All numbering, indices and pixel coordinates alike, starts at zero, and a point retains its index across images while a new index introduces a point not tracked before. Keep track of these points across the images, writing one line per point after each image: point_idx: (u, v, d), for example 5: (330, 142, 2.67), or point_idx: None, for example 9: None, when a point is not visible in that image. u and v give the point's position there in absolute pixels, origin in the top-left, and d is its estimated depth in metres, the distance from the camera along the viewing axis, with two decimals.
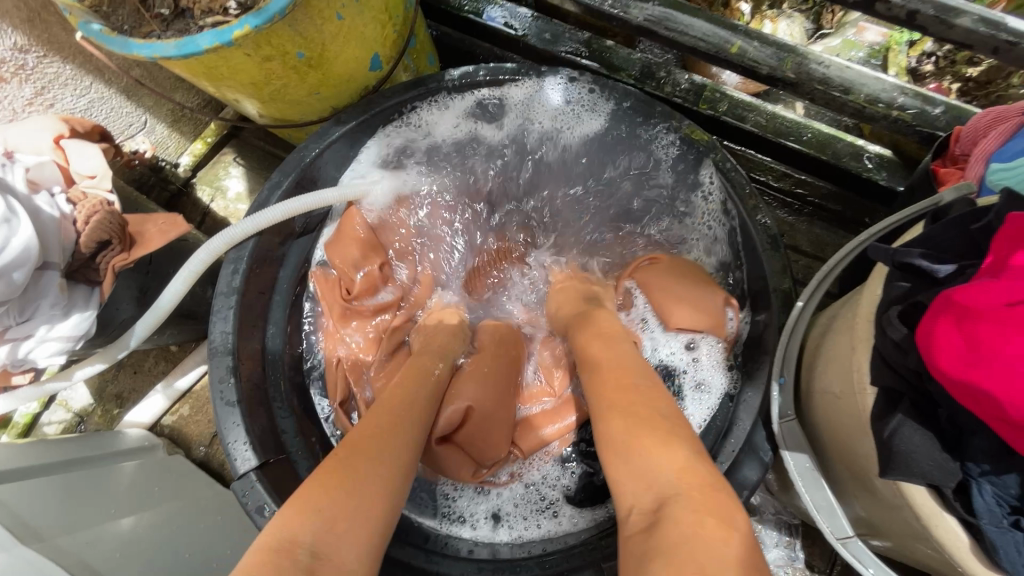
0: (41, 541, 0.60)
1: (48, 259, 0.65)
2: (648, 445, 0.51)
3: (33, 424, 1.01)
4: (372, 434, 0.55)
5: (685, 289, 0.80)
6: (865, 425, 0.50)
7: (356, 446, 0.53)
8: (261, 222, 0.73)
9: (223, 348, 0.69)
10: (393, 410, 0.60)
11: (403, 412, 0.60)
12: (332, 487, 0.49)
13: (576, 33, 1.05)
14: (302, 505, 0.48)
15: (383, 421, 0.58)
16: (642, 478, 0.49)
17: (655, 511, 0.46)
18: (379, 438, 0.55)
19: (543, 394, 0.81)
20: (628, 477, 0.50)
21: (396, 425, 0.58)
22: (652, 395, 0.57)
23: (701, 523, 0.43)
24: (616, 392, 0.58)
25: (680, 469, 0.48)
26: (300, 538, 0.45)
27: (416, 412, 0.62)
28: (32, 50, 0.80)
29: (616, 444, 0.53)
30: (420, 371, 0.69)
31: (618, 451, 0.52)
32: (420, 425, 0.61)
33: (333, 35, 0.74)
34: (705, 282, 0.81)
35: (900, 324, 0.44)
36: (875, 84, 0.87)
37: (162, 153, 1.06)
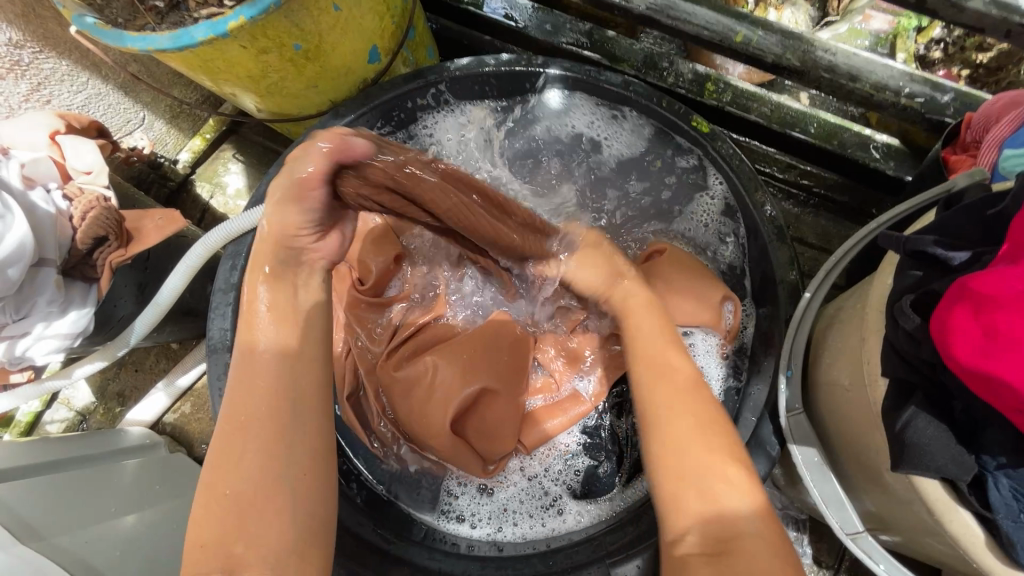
0: (41, 540, 0.59)
1: (44, 256, 0.65)
2: (710, 469, 0.52)
3: (35, 423, 1.01)
4: (234, 431, 0.52)
5: (686, 281, 0.79)
6: (875, 418, 0.49)
7: (226, 451, 0.51)
8: (259, 218, 0.70)
9: (221, 345, 0.68)
10: (245, 394, 0.53)
11: (257, 385, 0.53)
12: (217, 500, 0.50)
13: (577, 24, 1.03)
14: (204, 519, 0.50)
15: (237, 411, 0.52)
16: (705, 502, 0.51)
17: (721, 540, 0.49)
18: (241, 434, 0.51)
19: (544, 389, 0.80)
20: (689, 499, 0.52)
21: (256, 408, 0.52)
22: (706, 408, 0.56)
23: (774, 556, 0.47)
24: (682, 406, 0.56)
25: (748, 497, 0.51)
26: (205, 554, 0.48)
27: (284, 376, 0.54)
28: (27, 46, 0.79)
29: (675, 469, 0.53)
30: (288, 323, 0.56)
31: (682, 471, 0.52)
32: (296, 389, 0.54)
33: (330, 27, 0.73)
34: (705, 275, 0.80)
35: (914, 313, 0.43)
36: (883, 71, 0.85)
37: (161, 150, 1.04)
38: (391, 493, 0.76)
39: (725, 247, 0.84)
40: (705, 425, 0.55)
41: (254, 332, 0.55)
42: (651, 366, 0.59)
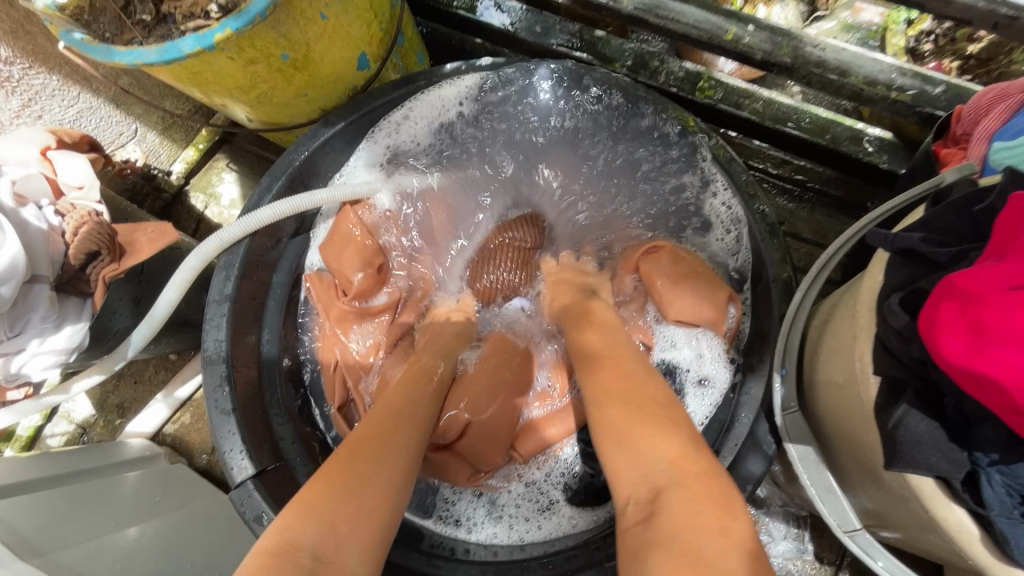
0: (41, 556, 0.60)
1: (37, 273, 0.65)
2: (642, 436, 0.50)
3: (36, 437, 1.01)
4: (379, 441, 0.54)
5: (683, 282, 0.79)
6: (869, 416, 0.49)
7: (361, 455, 0.52)
8: (252, 224, 0.72)
9: (216, 357, 0.68)
10: (389, 416, 0.59)
11: (401, 417, 0.59)
12: (328, 488, 0.48)
13: (567, 24, 1.03)
14: (301, 506, 0.47)
15: (379, 425, 0.57)
16: (635, 471, 0.48)
17: (653, 501, 0.45)
18: (387, 445, 0.54)
19: (544, 398, 0.79)
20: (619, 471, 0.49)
21: (402, 434, 0.56)
22: (624, 388, 0.56)
23: (700, 514, 0.43)
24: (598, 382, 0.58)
25: (673, 457, 0.47)
26: (290, 546, 0.43)
27: (418, 417, 0.61)
28: (16, 61, 0.79)
29: (614, 434, 0.51)
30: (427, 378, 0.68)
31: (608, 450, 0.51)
32: (423, 429, 0.60)
33: (318, 36, 0.73)
34: (708, 279, 0.79)
35: (902, 312, 0.43)
36: (872, 66, 0.85)
37: (154, 161, 1.04)
38: None
39: (720, 246, 0.84)
40: (643, 409, 0.53)
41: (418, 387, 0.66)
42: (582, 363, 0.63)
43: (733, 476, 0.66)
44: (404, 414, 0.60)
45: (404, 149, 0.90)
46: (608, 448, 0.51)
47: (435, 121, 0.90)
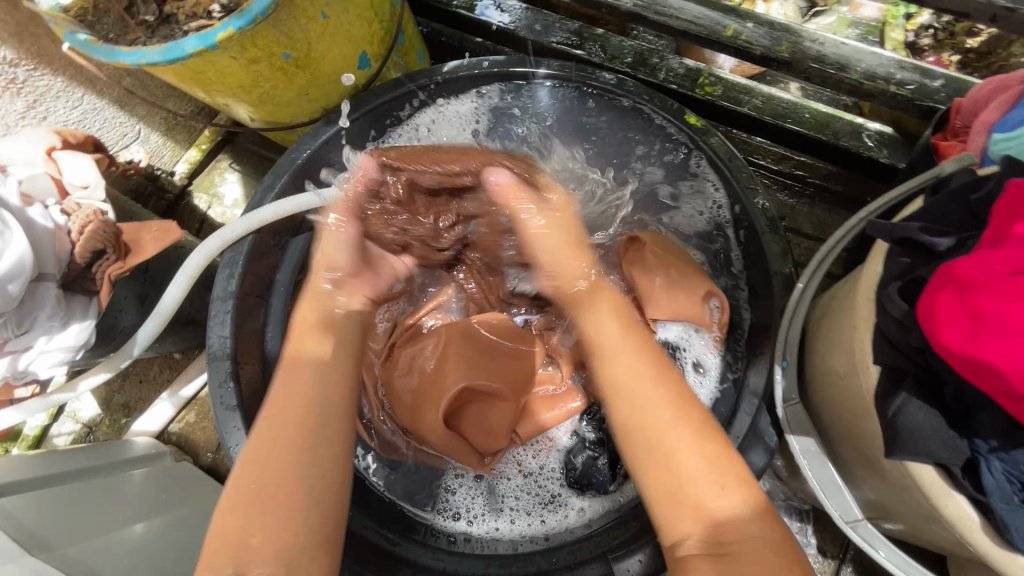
0: (49, 551, 0.60)
1: (43, 271, 0.66)
2: (722, 479, 0.50)
3: (43, 436, 1.02)
4: (270, 433, 0.54)
5: (674, 285, 0.78)
6: (870, 405, 0.49)
7: (262, 450, 0.53)
8: (254, 221, 0.73)
9: (221, 353, 0.69)
10: (284, 393, 0.57)
11: (295, 392, 0.57)
12: (235, 502, 0.51)
13: (566, 23, 1.04)
14: (222, 523, 0.51)
15: (274, 412, 0.56)
16: (705, 510, 0.49)
17: (723, 543, 0.48)
18: (280, 429, 0.54)
19: (546, 380, 0.80)
20: (690, 509, 0.50)
21: (293, 412, 0.55)
22: (694, 417, 0.53)
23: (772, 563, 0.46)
24: (664, 403, 0.54)
25: (749, 503, 0.49)
26: (217, 554, 0.49)
27: (322, 382, 0.59)
28: (21, 63, 0.80)
29: (665, 462, 0.51)
30: (327, 338, 0.63)
31: (680, 487, 0.50)
32: (326, 394, 0.58)
33: (319, 35, 0.73)
34: (692, 271, 0.79)
35: (901, 300, 0.43)
36: (871, 59, 0.85)
37: (158, 162, 1.05)
38: (393, 492, 0.77)
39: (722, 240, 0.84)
40: (715, 446, 0.52)
41: (306, 346, 0.61)
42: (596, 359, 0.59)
43: None
44: (301, 385, 0.58)
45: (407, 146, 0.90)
46: (671, 486, 0.51)
47: (439, 122, 0.89)
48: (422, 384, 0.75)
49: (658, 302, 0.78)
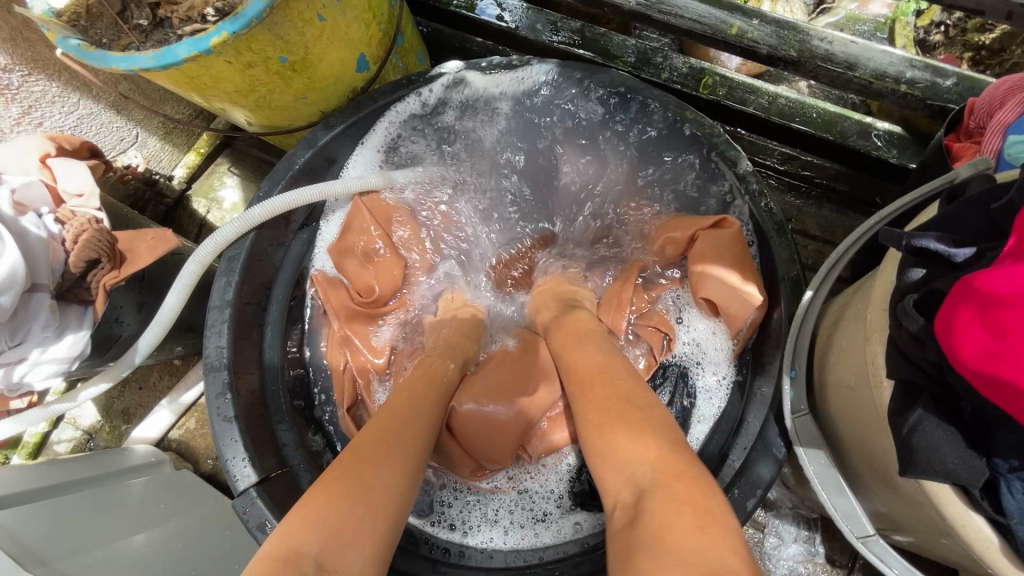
0: (45, 566, 0.59)
1: (36, 281, 0.64)
2: (625, 445, 0.47)
3: (43, 443, 1.02)
4: (386, 441, 0.52)
5: (735, 272, 0.73)
6: (884, 420, 0.48)
7: (370, 452, 0.51)
8: (255, 218, 0.71)
9: (218, 364, 0.67)
10: (397, 414, 0.57)
11: (414, 418, 0.57)
12: (339, 491, 0.46)
13: (568, 22, 1.02)
14: (309, 509, 0.45)
15: (388, 424, 0.55)
16: (622, 474, 0.46)
17: (636, 503, 0.43)
18: (394, 438, 0.53)
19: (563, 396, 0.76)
20: (612, 475, 0.46)
21: (404, 432, 0.54)
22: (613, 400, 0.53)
23: (679, 514, 0.40)
24: (598, 392, 0.55)
25: (655, 464, 0.44)
26: (302, 539, 0.42)
27: (434, 421, 0.60)
28: (16, 69, 0.79)
29: (593, 436, 0.51)
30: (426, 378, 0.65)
31: (598, 453, 0.49)
32: (432, 437, 0.58)
33: (316, 38, 0.72)
34: (745, 275, 0.73)
35: (917, 313, 0.42)
36: (881, 58, 0.83)
37: (156, 166, 1.04)
38: None
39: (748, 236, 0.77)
40: (645, 427, 0.49)
41: (425, 389, 0.63)
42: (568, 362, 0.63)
43: (742, 481, 0.64)
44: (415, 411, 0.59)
45: (409, 143, 0.88)
46: (593, 446, 0.50)
47: (448, 125, 0.88)
48: None
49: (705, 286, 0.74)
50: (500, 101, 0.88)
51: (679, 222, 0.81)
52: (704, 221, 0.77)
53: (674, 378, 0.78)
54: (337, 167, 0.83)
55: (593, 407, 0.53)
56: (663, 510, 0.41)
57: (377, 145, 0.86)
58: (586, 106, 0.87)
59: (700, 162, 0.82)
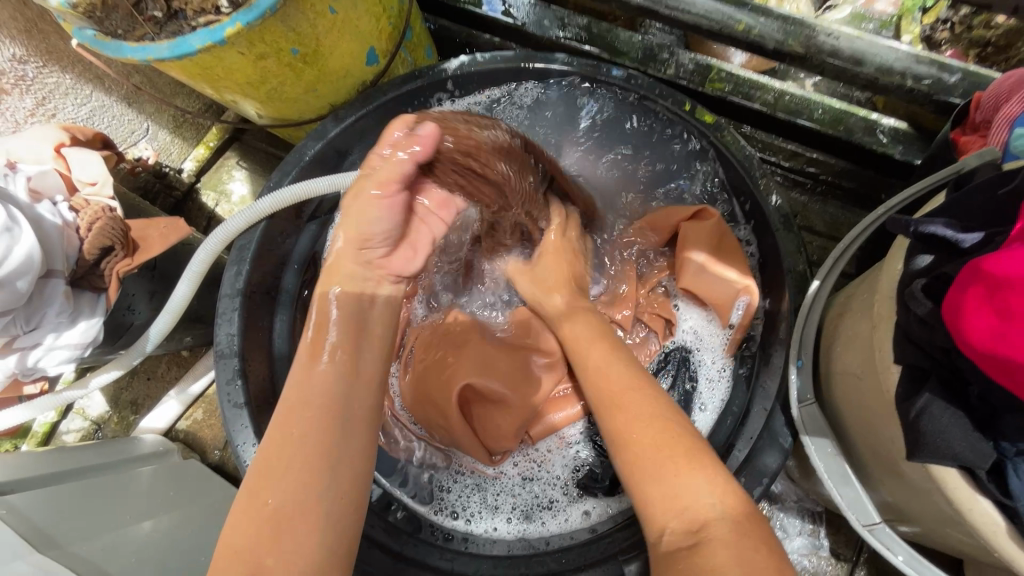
0: (57, 548, 0.60)
1: (52, 267, 0.65)
2: (685, 475, 0.50)
3: (52, 433, 1.03)
4: (283, 441, 0.51)
5: (722, 261, 0.76)
6: (890, 407, 0.48)
7: (273, 457, 0.50)
8: (268, 206, 0.73)
9: (228, 351, 0.68)
10: (301, 398, 0.53)
11: (311, 401, 0.53)
12: (256, 509, 0.48)
13: (575, 18, 1.03)
14: (237, 532, 0.48)
15: (289, 415, 0.52)
16: (677, 503, 0.48)
17: (697, 533, 0.46)
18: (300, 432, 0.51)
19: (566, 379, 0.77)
20: (667, 503, 0.49)
21: (309, 424, 0.52)
22: (667, 421, 0.54)
23: (746, 551, 0.44)
24: (644, 418, 0.55)
25: (719, 496, 0.48)
26: (224, 566, 0.46)
27: (337, 397, 0.54)
28: (30, 60, 0.80)
29: (639, 461, 0.52)
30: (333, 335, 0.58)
31: (648, 479, 0.51)
32: (346, 412, 0.54)
33: (327, 30, 0.73)
34: (733, 262, 0.76)
35: (924, 298, 0.42)
36: (887, 54, 0.83)
37: (166, 159, 1.05)
38: (395, 487, 0.76)
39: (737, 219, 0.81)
40: (699, 453, 0.51)
41: (316, 360, 0.56)
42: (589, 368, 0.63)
43: (748, 470, 0.65)
44: (321, 391, 0.54)
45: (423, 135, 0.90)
46: (636, 476, 0.52)
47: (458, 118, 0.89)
48: (429, 385, 0.74)
49: (687, 273, 0.77)
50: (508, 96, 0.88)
51: (659, 214, 0.84)
52: (684, 211, 0.81)
53: (676, 364, 0.80)
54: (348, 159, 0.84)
55: (638, 433, 0.54)
56: (725, 538, 0.45)
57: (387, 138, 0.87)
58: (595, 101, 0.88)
59: (705, 155, 0.83)
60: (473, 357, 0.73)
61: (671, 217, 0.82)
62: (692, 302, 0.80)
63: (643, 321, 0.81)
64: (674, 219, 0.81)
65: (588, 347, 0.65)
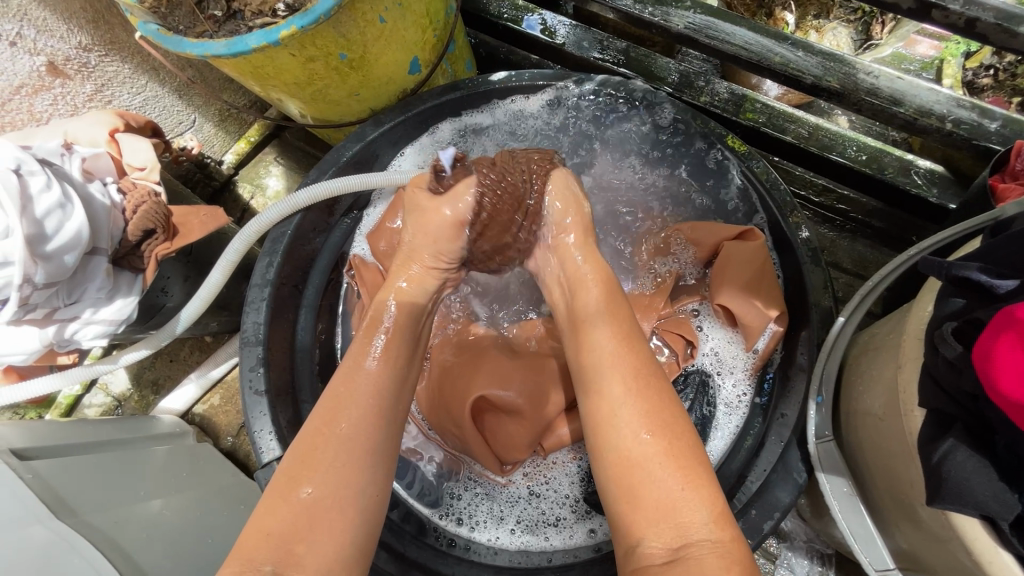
0: (74, 517, 0.62)
1: (97, 245, 0.67)
2: (673, 489, 0.46)
3: (75, 405, 1.06)
4: (325, 437, 0.51)
5: (754, 288, 0.73)
6: (912, 451, 0.47)
7: (314, 448, 0.51)
8: (302, 200, 0.75)
9: (254, 339, 0.70)
10: (349, 395, 0.55)
11: (357, 397, 0.55)
12: (289, 499, 0.48)
13: (613, 42, 1.04)
14: (265, 518, 0.48)
15: (332, 408, 0.54)
16: (662, 516, 0.46)
17: (676, 550, 0.44)
18: (345, 428, 0.52)
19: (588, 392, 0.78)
20: (656, 513, 0.46)
21: (357, 424, 0.53)
22: (666, 427, 0.50)
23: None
24: (652, 423, 0.50)
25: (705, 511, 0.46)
26: (252, 552, 0.46)
27: (384, 393, 0.56)
28: (94, 49, 0.84)
29: (630, 468, 0.48)
30: (391, 348, 0.60)
31: (640, 492, 0.47)
32: (389, 413, 0.56)
33: (375, 38, 0.75)
34: (767, 291, 0.74)
35: (955, 342, 0.42)
36: (928, 95, 0.83)
37: (208, 151, 1.09)
38: (404, 489, 0.77)
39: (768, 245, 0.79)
40: (689, 464, 0.48)
41: (363, 361, 0.58)
42: (584, 357, 0.57)
43: (759, 503, 0.64)
44: (376, 395, 0.56)
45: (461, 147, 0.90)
46: (630, 492, 0.48)
47: (498, 134, 0.90)
48: (447, 389, 0.75)
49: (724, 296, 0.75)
50: (545, 110, 0.90)
51: (701, 229, 0.81)
52: (730, 231, 0.78)
53: (695, 387, 0.77)
54: (383, 163, 0.86)
55: (653, 439, 0.49)
56: (710, 560, 0.43)
57: (427, 144, 0.89)
58: (630, 127, 0.89)
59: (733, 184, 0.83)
60: (489, 369, 0.74)
61: (707, 238, 0.80)
62: (722, 325, 0.78)
63: (663, 338, 0.78)
64: (717, 236, 0.79)
65: (596, 335, 0.57)
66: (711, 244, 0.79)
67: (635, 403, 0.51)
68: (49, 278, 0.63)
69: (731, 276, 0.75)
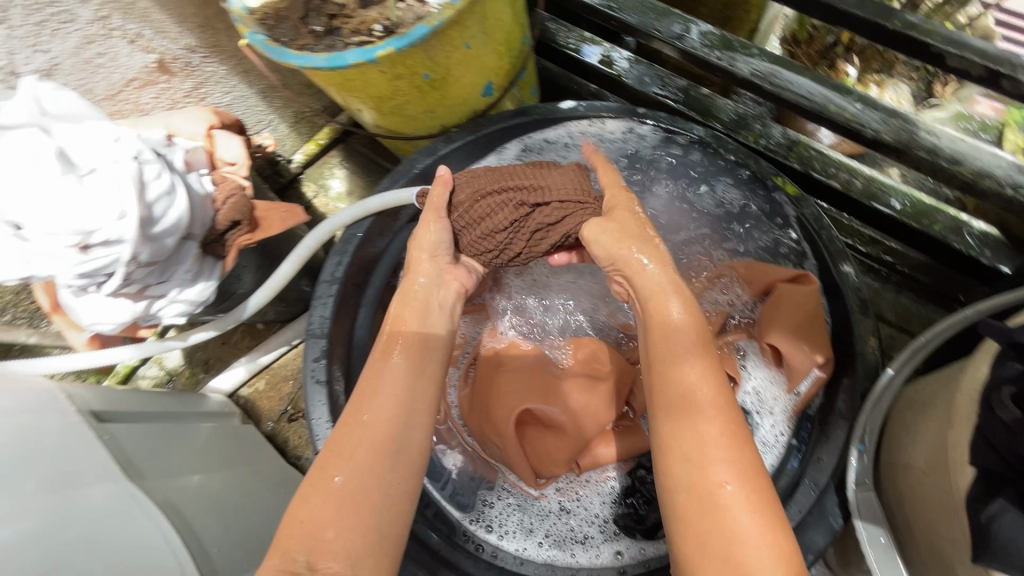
0: (142, 480, 0.67)
1: (191, 231, 0.72)
2: (749, 541, 0.45)
3: (131, 375, 1.12)
4: (350, 428, 0.56)
5: (800, 331, 0.75)
6: (957, 509, 0.48)
7: (341, 441, 0.55)
8: (377, 204, 0.80)
9: (319, 332, 0.74)
10: (374, 393, 0.59)
11: (382, 389, 0.59)
12: (320, 488, 0.51)
13: (675, 80, 1.08)
14: (298, 509, 0.51)
15: (358, 407, 0.58)
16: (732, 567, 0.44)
17: None
18: (370, 424, 0.56)
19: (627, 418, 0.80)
20: (728, 564, 0.44)
21: (381, 420, 0.56)
22: (748, 473, 0.48)
23: None
24: (734, 468, 0.48)
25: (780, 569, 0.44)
26: (288, 543, 0.49)
27: (405, 389, 0.60)
28: (199, 50, 0.92)
29: (704, 513, 0.47)
30: (411, 353, 0.64)
31: (709, 539, 0.46)
32: (410, 407, 0.59)
33: (458, 62, 0.80)
34: (814, 335, 0.75)
35: (1012, 406, 0.43)
36: (990, 158, 0.84)
37: (280, 149, 1.15)
38: (439, 490, 0.80)
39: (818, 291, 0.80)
40: (769, 516, 0.46)
41: (388, 355, 0.63)
42: (661, 391, 0.55)
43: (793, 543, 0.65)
44: (400, 396, 0.59)
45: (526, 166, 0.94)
46: (702, 537, 0.46)
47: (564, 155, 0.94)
48: (493, 398, 0.79)
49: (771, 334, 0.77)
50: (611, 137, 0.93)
51: (752, 269, 0.83)
52: (783, 273, 0.80)
53: None
54: None
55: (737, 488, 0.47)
56: None
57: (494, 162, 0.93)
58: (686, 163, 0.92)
59: (784, 228, 0.85)
60: (518, 382, 0.78)
61: (755, 278, 0.82)
62: (765, 365, 0.80)
63: None
64: (769, 277, 0.80)
65: (675, 368, 0.55)
66: (761, 283, 0.81)
67: (724, 445, 0.49)
68: (150, 258, 0.67)
69: (780, 319, 0.77)
